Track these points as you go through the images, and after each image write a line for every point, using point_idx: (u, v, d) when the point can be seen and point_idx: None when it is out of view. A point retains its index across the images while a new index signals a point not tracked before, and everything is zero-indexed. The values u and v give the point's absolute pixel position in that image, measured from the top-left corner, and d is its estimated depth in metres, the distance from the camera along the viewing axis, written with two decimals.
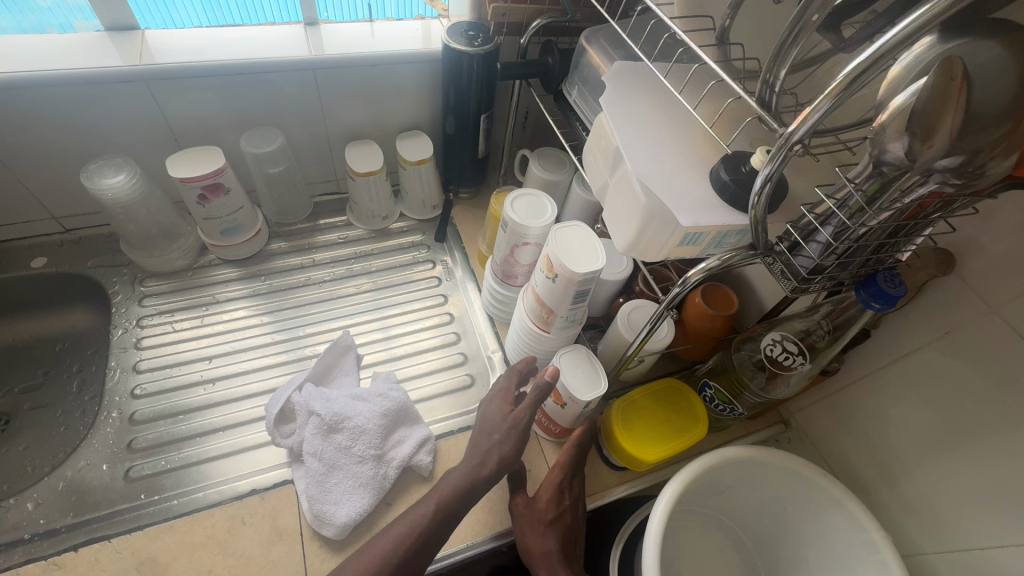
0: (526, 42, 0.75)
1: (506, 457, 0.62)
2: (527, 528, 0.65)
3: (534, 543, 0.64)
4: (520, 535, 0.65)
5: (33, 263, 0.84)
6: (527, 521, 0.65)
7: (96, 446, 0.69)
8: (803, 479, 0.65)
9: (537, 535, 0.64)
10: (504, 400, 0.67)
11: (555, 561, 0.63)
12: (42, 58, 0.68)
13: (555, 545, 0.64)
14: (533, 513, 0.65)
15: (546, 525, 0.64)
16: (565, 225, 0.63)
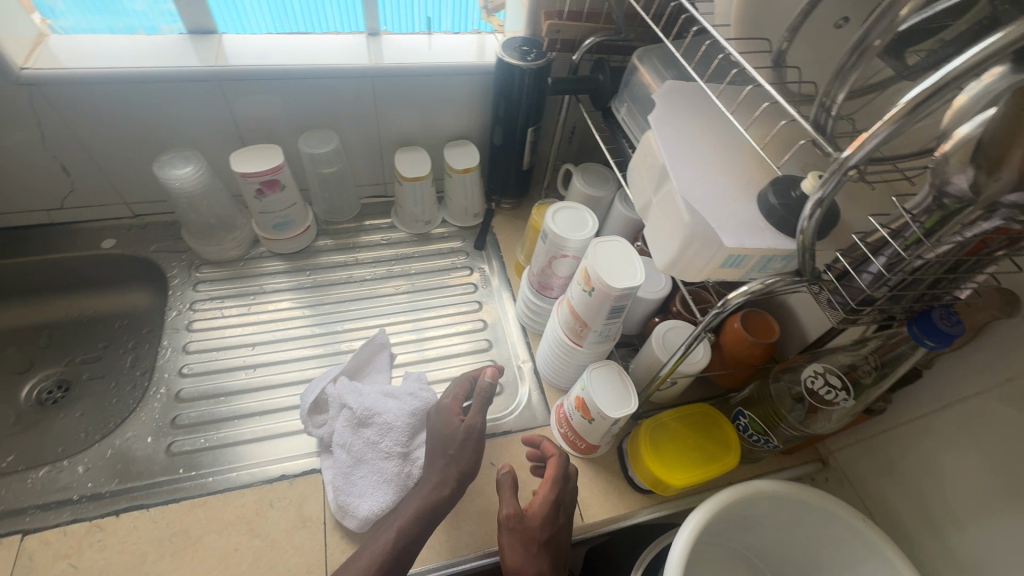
0: (578, 59, 0.76)
1: (467, 472, 0.62)
2: (518, 546, 0.59)
3: (525, 564, 0.58)
4: (507, 556, 0.59)
5: (102, 243, 0.90)
6: (517, 540, 0.60)
7: (144, 419, 0.72)
8: (845, 523, 0.61)
9: (530, 555, 0.59)
10: (452, 411, 0.67)
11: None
12: (131, 56, 0.74)
13: (546, 565, 0.59)
14: (524, 531, 0.60)
15: (538, 545, 0.60)
16: (605, 240, 0.63)
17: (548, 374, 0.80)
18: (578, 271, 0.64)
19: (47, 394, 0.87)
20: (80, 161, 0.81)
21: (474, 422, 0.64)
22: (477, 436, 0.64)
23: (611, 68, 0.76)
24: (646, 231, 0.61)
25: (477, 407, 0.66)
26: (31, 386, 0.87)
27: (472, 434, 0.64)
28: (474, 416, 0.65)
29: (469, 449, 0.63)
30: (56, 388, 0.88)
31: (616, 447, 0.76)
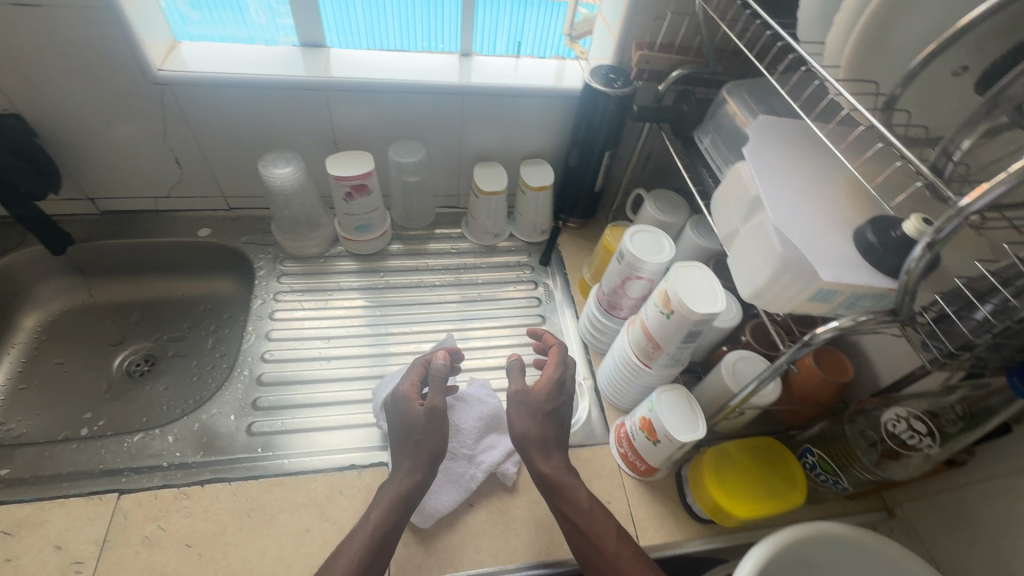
0: (665, 89, 0.78)
1: (436, 453, 0.65)
2: (525, 416, 0.69)
3: (533, 428, 0.68)
4: (516, 422, 0.68)
5: (199, 232, 0.97)
6: (525, 410, 0.69)
7: (228, 397, 0.77)
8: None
9: (535, 421, 0.68)
10: (412, 397, 0.68)
11: (550, 446, 0.67)
12: (251, 64, 0.80)
13: (549, 432, 0.68)
14: (531, 403, 0.69)
15: (544, 415, 0.69)
16: (686, 265, 0.64)
17: (612, 394, 0.81)
18: (656, 292, 0.65)
19: (135, 366, 0.93)
20: (192, 155, 0.88)
21: (436, 405, 0.66)
22: (440, 417, 0.66)
23: (696, 100, 0.78)
24: (729, 259, 0.62)
25: (437, 392, 0.67)
26: (121, 357, 0.94)
27: (434, 415, 0.66)
28: (433, 398, 0.67)
29: (436, 432, 0.65)
30: (143, 361, 0.94)
31: (674, 472, 0.76)
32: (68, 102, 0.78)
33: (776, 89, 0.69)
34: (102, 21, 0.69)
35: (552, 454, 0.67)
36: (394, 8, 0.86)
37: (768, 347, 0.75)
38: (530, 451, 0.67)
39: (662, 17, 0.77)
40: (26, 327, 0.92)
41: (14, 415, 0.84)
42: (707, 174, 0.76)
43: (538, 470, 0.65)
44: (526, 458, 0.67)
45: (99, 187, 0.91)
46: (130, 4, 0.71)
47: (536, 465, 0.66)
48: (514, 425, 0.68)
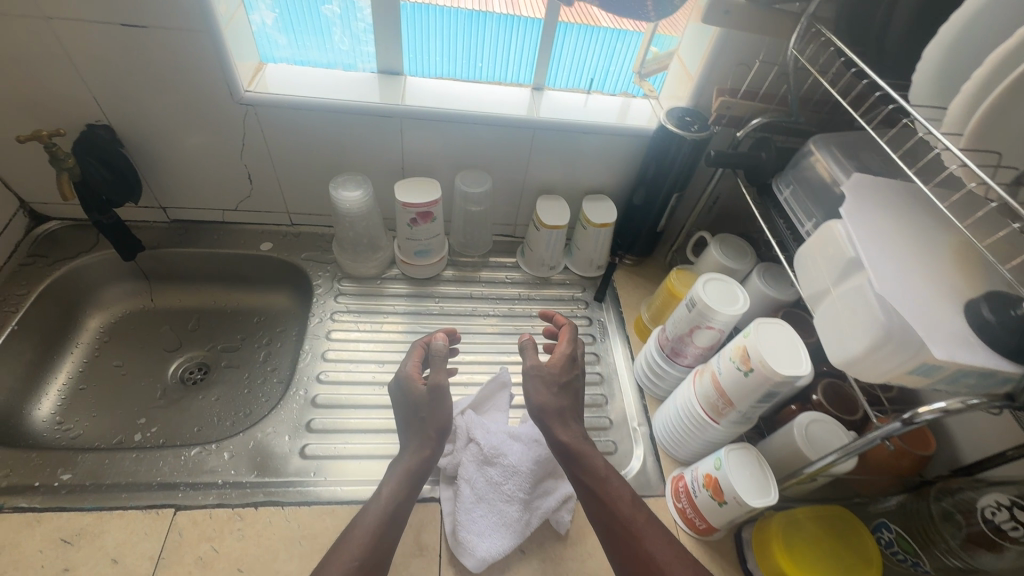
0: (743, 136, 0.76)
1: (444, 429, 0.67)
2: (541, 386, 0.69)
3: (550, 400, 0.68)
4: (533, 394, 0.68)
5: (261, 246, 0.99)
6: (540, 381, 0.69)
7: (284, 416, 0.77)
8: None
9: (551, 393, 0.69)
10: (414, 378, 0.70)
11: (568, 417, 0.68)
12: (331, 90, 0.82)
13: (566, 402, 0.69)
14: (547, 374, 0.70)
15: (559, 386, 0.70)
16: (766, 321, 0.63)
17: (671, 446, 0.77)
18: (733, 347, 0.63)
19: (189, 374, 0.94)
20: (264, 171, 0.90)
21: (438, 383, 0.67)
22: (441, 396, 0.67)
23: (776, 148, 0.76)
24: (817, 320, 0.59)
25: (438, 370, 0.69)
26: (176, 364, 0.95)
27: (436, 393, 0.67)
28: (434, 375, 0.68)
29: (440, 410, 0.67)
30: (197, 369, 0.95)
31: (733, 534, 0.72)
32: (155, 117, 0.80)
33: (876, 141, 0.68)
34: (198, 44, 0.72)
35: (571, 424, 0.68)
36: (473, 40, 0.86)
37: (842, 411, 0.72)
38: (548, 420, 0.67)
39: (745, 64, 0.76)
40: (91, 328, 0.94)
41: (74, 416, 0.85)
42: (783, 224, 0.75)
43: (557, 438, 0.66)
44: (544, 428, 0.67)
45: (172, 197, 0.93)
46: (227, 28, 0.73)
47: (555, 435, 0.66)
48: (530, 395, 0.69)
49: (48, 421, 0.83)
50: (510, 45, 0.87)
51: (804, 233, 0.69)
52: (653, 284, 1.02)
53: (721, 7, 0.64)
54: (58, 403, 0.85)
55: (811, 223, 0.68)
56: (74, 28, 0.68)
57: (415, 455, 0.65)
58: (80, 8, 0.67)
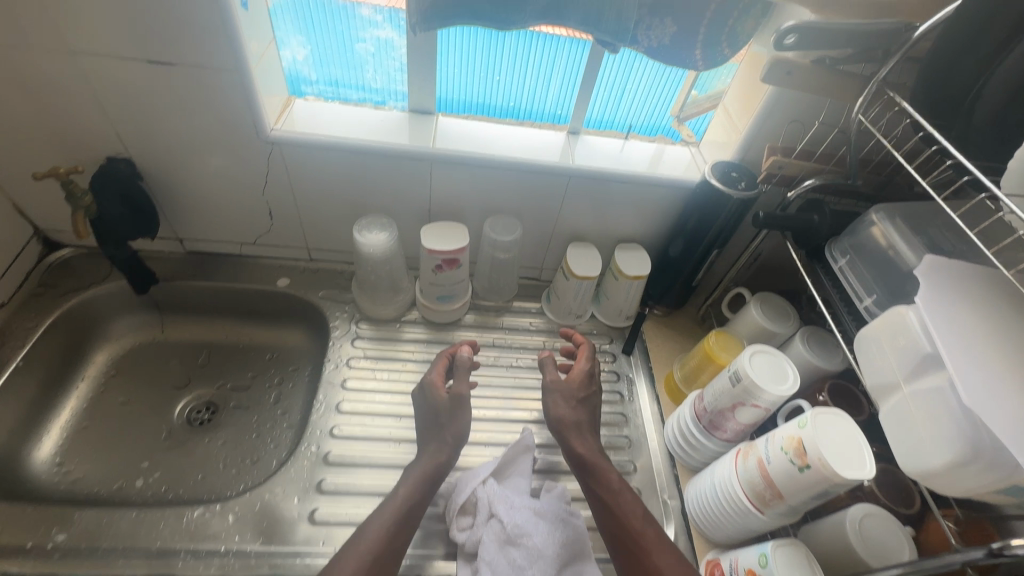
0: (794, 197, 0.71)
1: (463, 433, 0.72)
2: (560, 401, 0.76)
3: (568, 413, 0.75)
4: (552, 409, 0.76)
5: (278, 282, 0.95)
6: (560, 396, 0.77)
7: (293, 475, 0.73)
8: None
9: (569, 407, 0.76)
10: (438, 383, 0.76)
11: (585, 429, 0.74)
12: (360, 130, 0.79)
13: (584, 416, 0.76)
14: (565, 390, 0.77)
15: (577, 401, 0.76)
16: (823, 410, 0.57)
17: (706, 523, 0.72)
18: (785, 436, 0.58)
19: (196, 414, 0.90)
20: (285, 209, 0.87)
21: (460, 393, 0.73)
22: (462, 404, 0.73)
23: (830, 211, 0.71)
24: (882, 415, 0.54)
25: (461, 381, 0.75)
26: (183, 402, 0.91)
27: (457, 402, 0.73)
28: (456, 385, 0.75)
29: (461, 419, 0.72)
30: (205, 409, 0.91)
31: None
32: (177, 153, 0.77)
33: (947, 213, 0.63)
34: (226, 83, 0.69)
35: (587, 436, 0.74)
36: (498, 74, 0.80)
37: (898, 504, 0.65)
38: (568, 432, 0.74)
39: (799, 121, 0.72)
40: (98, 361, 0.90)
41: (75, 457, 0.82)
42: (833, 290, 0.69)
43: (573, 449, 0.72)
44: (564, 440, 0.74)
45: (189, 230, 0.90)
46: (256, 66, 0.70)
47: (571, 445, 0.72)
48: (551, 409, 0.76)
49: (48, 463, 0.80)
50: (525, 70, 0.80)
51: (863, 308, 0.63)
52: (685, 338, 0.96)
53: (783, 67, 0.59)
54: (60, 444, 0.82)
55: (871, 299, 0.63)
56: (100, 63, 0.66)
57: (432, 458, 0.69)
58: (107, 44, 0.64)
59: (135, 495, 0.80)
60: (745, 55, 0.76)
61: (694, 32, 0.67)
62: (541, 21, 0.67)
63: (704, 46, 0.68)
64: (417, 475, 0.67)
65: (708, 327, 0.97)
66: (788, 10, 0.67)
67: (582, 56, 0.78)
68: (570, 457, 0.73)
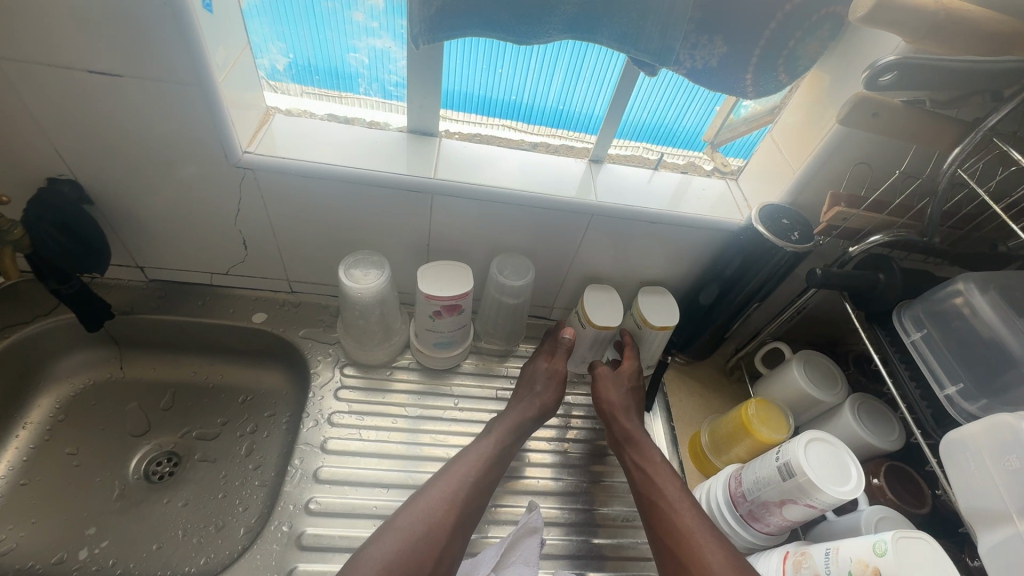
0: (858, 254, 0.60)
1: (547, 407, 0.74)
2: (610, 386, 0.76)
3: (619, 398, 0.75)
4: (604, 392, 0.76)
5: (253, 317, 0.83)
6: (610, 382, 0.77)
7: (259, 564, 0.62)
8: None
9: (620, 391, 0.76)
10: (547, 357, 0.79)
11: (633, 413, 0.75)
12: (349, 154, 0.67)
13: (633, 402, 0.76)
14: (617, 378, 0.77)
15: (627, 389, 0.77)
16: (905, 533, 0.47)
17: (741, 564, 0.64)
18: (853, 558, 0.49)
19: (156, 467, 0.79)
20: (262, 238, 0.75)
21: (558, 368, 0.77)
22: (557, 378, 0.76)
23: (900, 271, 0.61)
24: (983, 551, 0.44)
25: (560, 358, 0.78)
26: (141, 454, 0.80)
27: (557, 376, 0.76)
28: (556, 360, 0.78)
29: (553, 390, 0.75)
30: (165, 461, 0.80)
31: None
32: (133, 175, 0.66)
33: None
34: (188, 100, 0.57)
35: (636, 418, 0.74)
36: (510, 73, 0.68)
37: None
38: (614, 413, 0.74)
39: (866, 163, 0.62)
40: (43, 406, 0.79)
41: (7, 523, 0.70)
42: (906, 372, 0.59)
43: (620, 428, 0.73)
44: (611, 420, 0.74)
45: (150, 259, 0.78)
46: (225, 78, 0.59)
47: (622, 425, 0.73)
48: (600, 391, 0.76)
49: None
50: (540, 72, 0.67)
51: (943, 396, 0.54)
52: (711, 391, 0.86)
53: (869, 106, 0.49)
54: None
55: (955, 387, 0.53)
56: (30, 72, 0.54)
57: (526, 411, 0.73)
58: (38, 49, 0.52)
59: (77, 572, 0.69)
60: (804, 81, 0.65)
61: (746, 54, 0.55)
62: (569, 37, 0.55)
63: (756, 70, 0.56)
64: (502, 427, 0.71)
65: (736, 380, 0.87)
66: (868, 35, 0.56)
67: (611, 55, 0.65)
68: (614, 433, 0.74)
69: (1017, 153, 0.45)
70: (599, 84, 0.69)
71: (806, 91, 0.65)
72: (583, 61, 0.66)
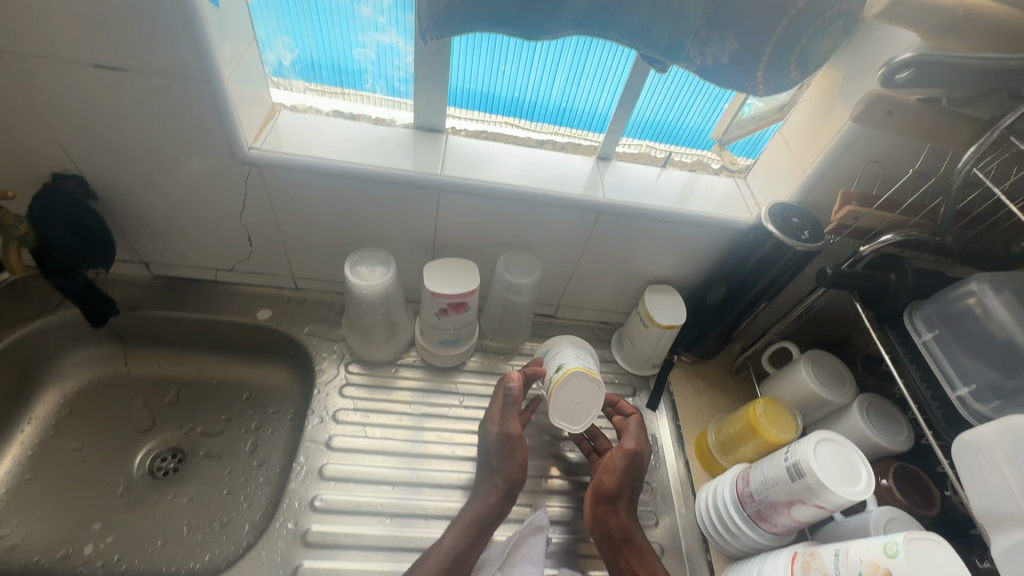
0: (869, 253, 0.60)
1: (510, 481, 0.67)
2: (601, 472, 0.70)
3: (606, 485, 0.69)
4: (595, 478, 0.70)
5: (258, 313, 0.83)
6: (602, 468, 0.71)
7: (264, 561, 0.62)
8: None
9: (608, 479, 0.69)
10: (497, 414, 0.71)
11: (622, 504, 0.68)
12: (356, 150, 0.67)
13: (625, 491, 0.69)
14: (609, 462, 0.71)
15: (617, 476, 0.69)
16: (916, 534, 0.47)
17: (748, 563, 0.64)
18: (863, 559, 0.48)
19: (160, 463, 0.79)
20: (268, 234, 0.75)
21: (510, 435, 0.69)
22: (512, 447, 0.68)
23: (911, 272, 0.60)
24: (998, 555, 0.43)
25: (512, 423, 0.70)
26: (145, 450, 0.80)
27: (506, 442, 0.69)
28: (506, 426, 0.70)
29: (515, 464, 0.68)
30: (170, 457, 0.80)
31: None
32: (138, 172, 0.65)
33: None
34: (193, 94, 0.57)
35: (624, 509, 0.68)
36: (517, 70, 0.68)
37: None
38: (600, 502, 0.68)
39: (878, 161, 0.61)
40: (48, 401, 0.79)
41: (13, 518, 0.70)
42: (917, 374, 0.58)
43: (606, 523, 0.67)
44: (596, 511, 0.68)
45: (155, 254, 0.78)
46: (232, 73, 0.58)
47: (604, 520, 0.67)
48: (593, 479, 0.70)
49: None
50: (545, 70, 0.67)
51: (954, 398, 0.53)
52: (717, 390, 0.85)
53: (884, 105, 0.48)
54: None
55: (967, 389, 0.53)
56: (34, 66, 0.54)
57: (490, 503, 0.66)
58: (43, 43, 0.52)
59: (83, 567, 0.69)
60: (815, 78, 0.65)
61: (758, 51, 0.54)
62: (578, 34, 0.55)
63: (768, 68, 0.55)
64: (471, 515, 0.65)
65: (743, 379, 0.86)
66: (882, 30, 0.55)
67: (617, 52, 0.65)
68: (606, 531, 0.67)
69: None
70: (603, 81, 0.69)
71: (816, 88, 0.65)
72: (586, 59, 0.66)
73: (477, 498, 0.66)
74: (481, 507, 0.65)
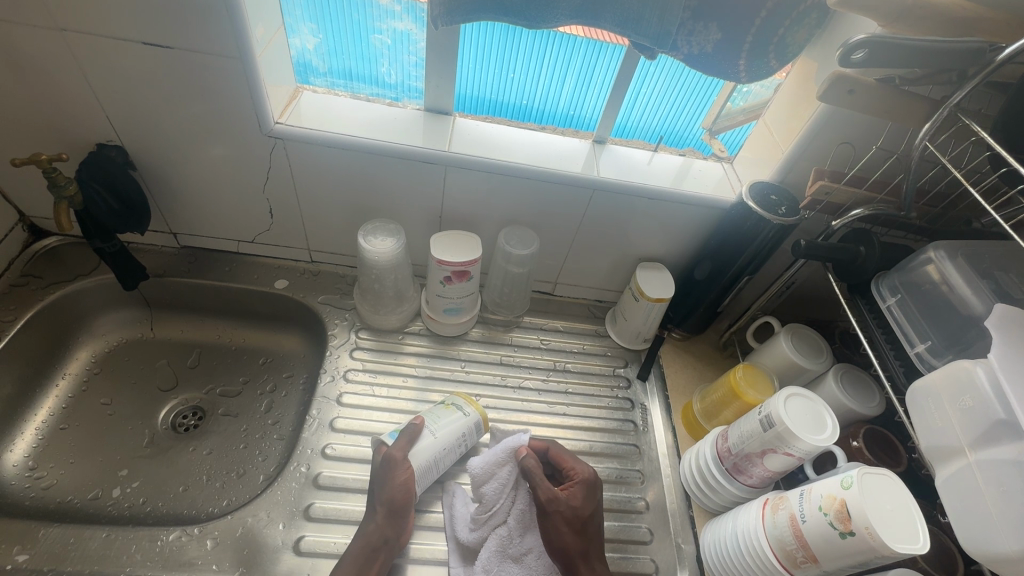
0: (839, 226, 0.65)
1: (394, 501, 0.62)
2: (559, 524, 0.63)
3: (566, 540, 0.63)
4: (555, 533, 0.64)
5: (276, 283, 0.89)
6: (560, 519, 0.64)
7: (280, 498, 0.68)
8: None
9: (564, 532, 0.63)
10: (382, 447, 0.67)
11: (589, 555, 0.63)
12: (372, 127, 0.73)
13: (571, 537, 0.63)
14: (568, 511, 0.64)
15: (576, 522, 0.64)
16: (869, 470, 0.53)
17: (726, 514, 0.68)
18: (824, 494, 0.53)
19: (182, 420, 0.84)
20: (288, 208, 0.81)
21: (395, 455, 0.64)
22: (393, 468, 0.64)
23: (878, 243, 0.64)
24: (938, 482, 0.49)
25: (398, 444, 0.65)
26: (169, 407, 0.86)
27: (386, 463, 0.64)
28: (392, 447, 0.65)
29: (401, 483, 0.63)
30: (191, 414, 0.85)
31: None
32: (174, 144, 0.72)
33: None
34: (230, 72, 0.63)
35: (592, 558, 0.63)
36: (524, 71, 0.74)
37: (937, 569, 0.57)
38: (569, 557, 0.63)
39: (848, 143, 0.67)
40: (81, 359, 0.85)
41: (48, 461, 0.76)
42: (883, 337, 0.63)
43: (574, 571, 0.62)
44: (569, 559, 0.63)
45: (184, 225, 0.85)
46: (262, 53, 0.65)
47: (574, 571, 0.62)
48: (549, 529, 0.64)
49: (19, 466, 0.74)
50: (548, 73, 0.74)
51: (913, 354, 0.58)
52: (704, 364, 0.90)
53: (845, 84, 0.54)
54: (33, 446, 0.76)
55: (924, 345, 0.57)
56: (91, 42, 0.60)
57: (382, 529, 0.62)
58: (100, 22, 0.59)
59: (111, 507, 0.73)
60: (794, 67, 0.70)
61: (740, 40, 0.55)
62: (576, 22, 0.57)
63: (749, 57, 0.57)
64: (363, 539, 0.61)
65: (729, 355, 0.91)
66: (847, 21, 0.61)
67: (622, 61, 0.73)
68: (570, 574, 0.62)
69: (977, 126, 0.50)
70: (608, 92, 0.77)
71: (794, 77, 0.70)
72: (594, 71, 0.74)
73: (366, 522, 0.62)
74: (373, 530, 0.62)
